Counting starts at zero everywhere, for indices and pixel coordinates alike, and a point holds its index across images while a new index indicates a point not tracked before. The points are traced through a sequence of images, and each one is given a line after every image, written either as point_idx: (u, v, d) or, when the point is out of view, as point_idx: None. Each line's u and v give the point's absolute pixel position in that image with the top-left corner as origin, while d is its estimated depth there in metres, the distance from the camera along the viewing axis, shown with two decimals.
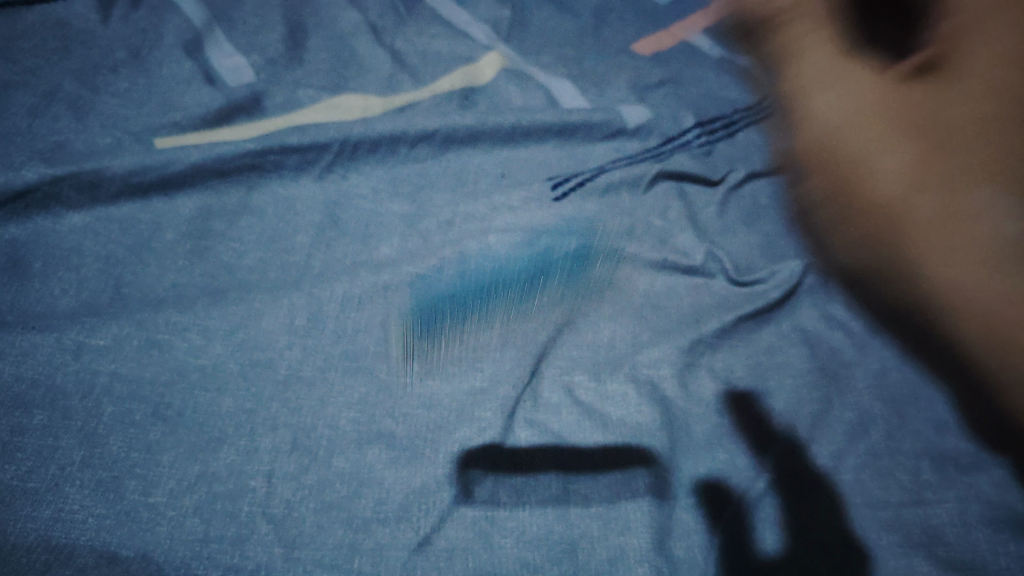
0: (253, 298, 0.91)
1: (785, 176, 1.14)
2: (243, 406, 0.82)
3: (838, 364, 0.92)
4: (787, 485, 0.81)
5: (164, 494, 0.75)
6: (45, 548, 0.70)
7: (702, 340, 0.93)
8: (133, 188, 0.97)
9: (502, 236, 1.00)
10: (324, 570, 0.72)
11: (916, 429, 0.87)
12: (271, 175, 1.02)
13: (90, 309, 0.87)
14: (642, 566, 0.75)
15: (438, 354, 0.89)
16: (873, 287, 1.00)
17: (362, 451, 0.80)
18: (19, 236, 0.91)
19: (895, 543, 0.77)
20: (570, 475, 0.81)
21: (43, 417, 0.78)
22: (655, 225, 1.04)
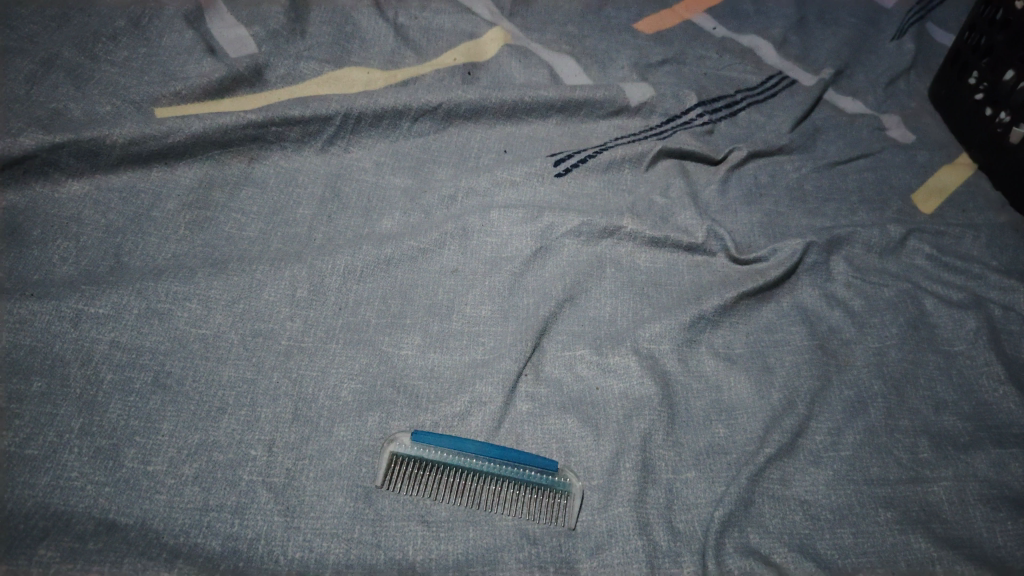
0: (254, 269, 0.90)
1: (787, 156, 1.14)
2: (244, 376, 0.82)
3: (838, 343, 0.93)
4: (784, 460, 0.82)
5: (164, 462, 0.75)
6: (44, 515, 0.69)
7: (705, 317, 0.92)
8: (133, 157, 0.96)
9: (505, 212, 0.99)
10: (325, 539, 0.72)
11: (915, 407, 0.87)
12: (272, 148, 1.02)
13: (89, 277, 0.86)
14: (640, 538, 0.75)
15: (439, 327, 0.89)
16: (872, 268, 1.01)
17: (362, 420, 0.80)
18: (17, 203, 0.91)
19: (892, 520, 0.78)
20: (510, 484, 0.77)
21: (42, 383, 0.78)
22: (657, 204, 1.04)
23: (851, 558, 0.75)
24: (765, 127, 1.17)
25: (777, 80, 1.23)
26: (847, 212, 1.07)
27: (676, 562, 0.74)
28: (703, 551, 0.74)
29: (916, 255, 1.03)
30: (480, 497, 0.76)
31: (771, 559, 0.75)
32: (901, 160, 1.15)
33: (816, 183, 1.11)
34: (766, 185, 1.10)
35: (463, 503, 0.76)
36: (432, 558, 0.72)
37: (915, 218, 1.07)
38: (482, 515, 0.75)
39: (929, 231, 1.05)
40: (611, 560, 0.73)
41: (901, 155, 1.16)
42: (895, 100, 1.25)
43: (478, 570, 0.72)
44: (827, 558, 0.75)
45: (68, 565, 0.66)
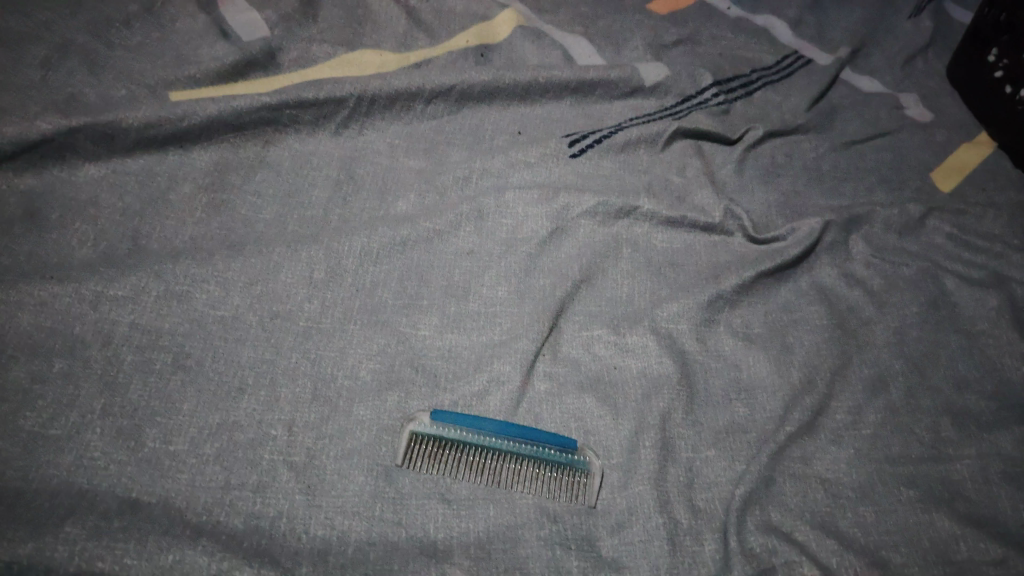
0: (271, 251, 0.90)
1: (804, 136, 1.13)
2: (263, 356, 0.82)
3: (858, 321, 0.92)
4: (805, 438, 0.82)
5: (186, 442, 0.75)
6: (68, 494, 0.70)
7: (723, 296, 0.92)
8: (149, 140, 0.96)
9: (520, 193, 0.99)
10: (346, 517, 0.72)
11: (937, 386, 0.86)
12: (287, 130, 1.02)
13: (107, 260, 0.86)
14: (661, 516, 0.74)
15: (456, 308, 0.89)
16: (891, 247, 1.00)
17: (381, 399, 0.80)
18: (35, 186, 0.91)
19: (914, 498, 0.78)
20: (530, 463, 0.77)
21: (63, 364, 0.78)
22: (674, 182, 1.03)
23: (873, 536, 0.75)
24: (781, 106, 1.16)
25: (792, 60, 1.22)
26: (866, 191, 1.06)
27: (698, 540, 0.74)
28: (724, 529, 0.74)
29: (936, 233, 1.02)
30: (499, 475, 0.76)
31: (793, 537, 0.74)
32: (920, 139, 1.14)
33: (834, 162, 1.10)
34: (783, 164, 1.09)
35: (484, 481, 0.76)
36: (453, 536, 0.72)
37: (935, 197, 1.06)
38: (502, 494, 0.75)
39: (949, 210, 1.04)
40: (633, 538, 0.73)
41: (919, 134, 1.15)
42: (913, 79, 1.23)
43: (499, 548, 0.72)
44: (850, 536, 0.75)
45: (93, 542, 0.66)
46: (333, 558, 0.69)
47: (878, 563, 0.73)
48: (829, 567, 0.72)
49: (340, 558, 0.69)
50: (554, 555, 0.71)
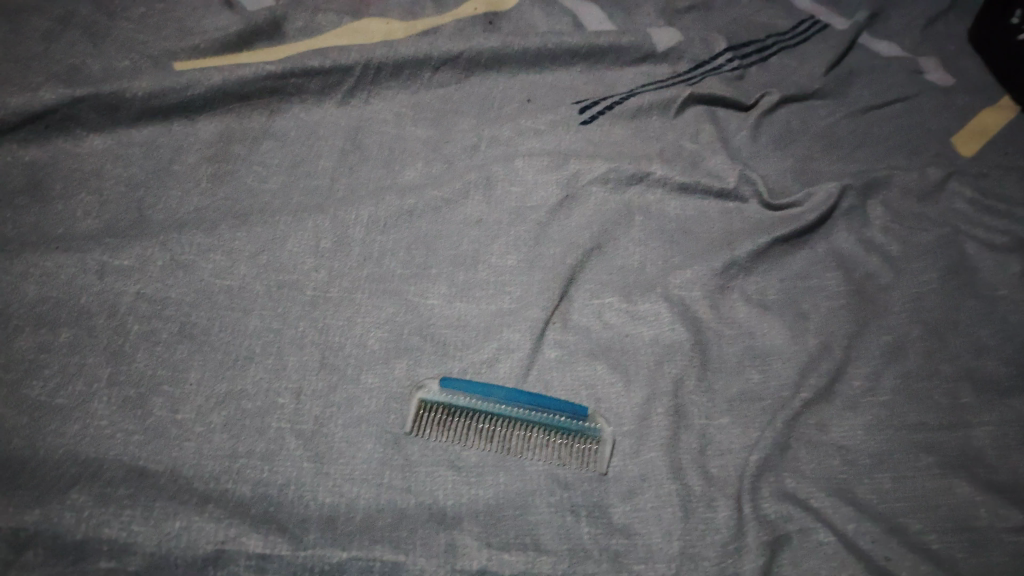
0: (277, 221, 0.89)
1: (819, 102, 1.10)
2: (270, 325, 0.81)
3: (875, 288, 0.90)
4: (821, 405, 0.80)
5: (192, 411, 0.74)
6: (75, 462, 0.69)
7: (737, 263, 0.90)
8: (153, 111, 0.95)
9: (529, 159, 0.97)
10: (354, 484, 0.71)
11: (956, 352, 0.84)
12: (292, 100, 1.00)
13: (113, 230, 0.86)
14: (673, 483, 0.73)
15: (465, 277, 0.88)
16: (909, 212, 0.97)
17: (389, 367, 0.80)
18: (39, 158, 0.90)
19: (933, 464, 0.76)
20: (539, 430, 0.76)
21: (69, 334, 0.77)
22: (686, 148, 1.01)
23: (891, 503, 0.74)
24: (796, 72, 1.13)
25: (808, 26, 1.19)
26: (883, 156, 1.04)
27: (711, 507, 0.72)
28: (738, 495, 0.73)
29: (956, 198, 0.99)
30: (509, 442, 0.75)
31: (809, 503, 0.73)
32: (939, 104, 1.11)
33: (851, 127, 1.07)
34: (799, 130, 1.06)
35: (493, 449, 0.75)
36: (462, 503, 0.71)
37: (955, 162, 1.03)
38: (512, 461, 0.74)
39: (969, 174, 1.01)
40: (644, 505, 0.72)
41: (939, 98, 1.12)
42: (932, 43, 1.20)
43: (509, 514, 0.71)
44: (866, 502, 0.73)
45: (99, 508, 0.66)
46: (341, 525, 0.68)
47: (896, 530, 0.71)
48: (845, 533, 0.71)
49: (349, 524, 0.68)
50: (564, 522, 0.71)
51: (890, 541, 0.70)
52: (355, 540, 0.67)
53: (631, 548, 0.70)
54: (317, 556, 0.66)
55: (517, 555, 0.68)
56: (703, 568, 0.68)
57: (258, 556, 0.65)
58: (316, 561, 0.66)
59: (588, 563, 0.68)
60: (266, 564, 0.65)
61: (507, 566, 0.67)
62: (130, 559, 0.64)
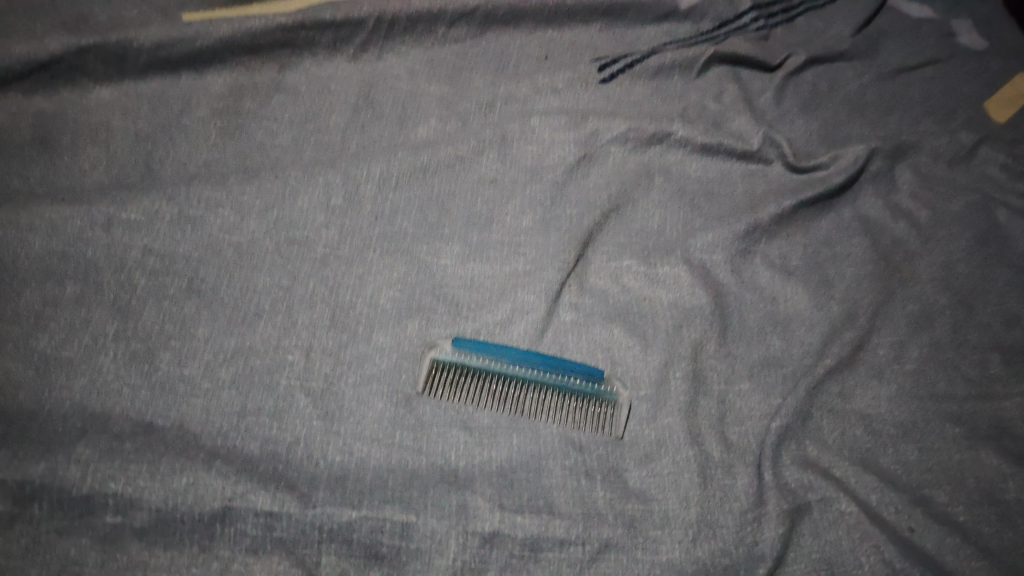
0: (287, 176, 0.86)
1: (848, 64, 1.07)
2: (280, 282, 0.79)
3: (903, 255, 0.87)
4: (845, 373, 0.77)
5: (201, 367, 0.72)
6: (81, 416, 0.68)
7: (761, 227, 0.87)
8: (161, 62, 0.92)
9: (546, 118, 0.94)
10: (365, 444, 0.70)
11: (986, 322, 0.81)
12: (303, 54, 0.97)
13: (120, 183, 0.83)
14: (691, 449, 0.71)
15: (479, 237, 0.85)
16: (940, 178, 0.94)
17: (401, 327, 0.78)
18: (45, 109, 0.87)
19: (960, 436, 0.73)
20: (553, 393, 0.74)
21: (76, 288, 0.75)
22: (709, 108, 0.99)
23: (915, 474, 0.71)
24: (824, 33, 1.09)
25: None
26: (914, 120, 1.00)
27: (730, 474, 0.70)
28: (759, 463, 0.71)
29: (989, 165, 0.95)
30: (523, 404, 0.73)
31: (831, 473, 0.71)
32: (973, 67, 1.07)
33: (880, 90, 1.04)
34: (826, 92, 1.03)
35: (507, 410, 0.73)
36: (475, 465, 0.70)
37: (988, 127, 0.99)
38: (526, 423, 0.72)
39: (1003, 139, 0.97)
40: (661, 470, 0.70)
41: (973, 62, 1.07)
42: (966, 5, 1.15)
43: (523, 476, 0.69)
44: (890, 473, 0.71)
45: (106, 463, 0.65)
46: (351, 485, 0.67)
47: (920, 501, 0.69)
48: (867, 504, 0.69)
49: (359, 484, 0.67)
50: (579, 485, 0.69)
51: (914, 513, 0.68)
52: (366, 500, 0.66)
53: (646, 514, 0.68)
54: (326, 514, 0.65)
55: (530, 518, 0.66)
56: (721, 535, 0.67)
57: (266, 514, 0.64)
58: (325, 519, 0.64)
59: (603, 528, 0.67)
60: (274, 522, 0.64)
61: (520, 528, 0.66)
62: (137, 514, 0.63)
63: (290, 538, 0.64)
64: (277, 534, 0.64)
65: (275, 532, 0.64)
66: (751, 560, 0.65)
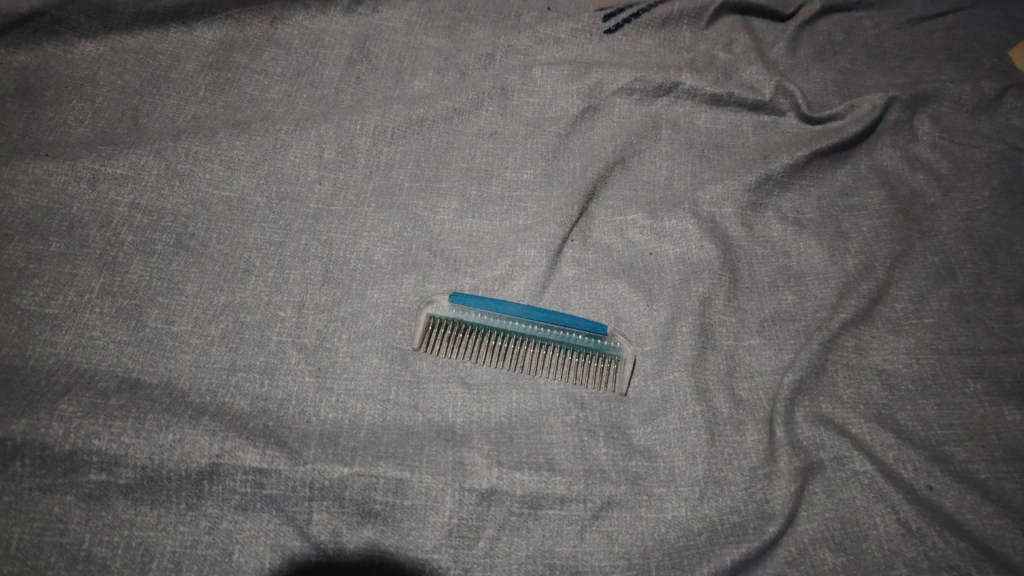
0: (278, 129, 0.83)
1: (865, 12, 1.02)
2: (271, 238, 0.76)
3: (921, 207, 0.83)
4: (860, 328, 0.74)
5: (189, 322, 0.70)
6: (65, 372, 0.65)
7: (772, 178, 0.84)
8: (148, 16, 0.89)
9: (548, 69, 0.91)
10: (358, 400, 0.67)
11: (1011, 274, 0.77)
12: (295, 7, 0.94)
13: (106, 138, 0.81)
14: (698, 405, 0.68)
15: (477, 191, 0.82)
16: (961, 128, 0.90)
17: (397, 282, 0.75)
18: (29, 63, 0.85)
19: (982, 391, 0.70)
20: (555, 348, 0.71)
21: (60, 244, 0.72)
22: (719, 58, 0.95)
23: (934, 430, 0.68)
24: None
25: None
26: (933, 70, 0.96)
27: (739, 430, 0.67)
28: (769, 419, 0.68)
29: (1014, 114, 0.91)
30: (523, 360, 0.71)
31: (845, 429, 0.68)
32: (997, 15, 1.02)
33: (898, 40, 0.99)
34: (841, 43, 0.99)
35: (506, 366, 0.70)
36: (473, 421, 0.67)
37: (1013, 75, 0.94)
38: (526, 379, 0.70)
39: None
40: (667, 427, 0.67)
41: (997, 9, 1.02)
42: None
43: (522, 432, 0.67)
44: (907, 430, 0.68)
45: (90, 419, 0.61)
46: (343, 441, 0.64)
47: (939, 458, 0.66)
48: (883, 461, 0.66)
49: (351, 441, 0.64)
50: (580, 442, 0.66)
51: (933, 470, 0.65)
52: (358, 456, 0.63)
53: (651, 471, 0.65)
54: (316, 471, 0.62)
55: (529, 475, 0.63)
56: (729, 493, 0.64)
57: (255, 471, 0.62)
58: (316, 476, 0.62)
59: (605, 485, 0.64)
60: (263, 479, 0.61)
61: (519, 485, 0.63)
62: (122, 471, 0.60)
63: (280, 494, 0.61)
64: (267, 491, 0.61)
65: (265, 489, 0.61)
66: (761, 518, 0.63)
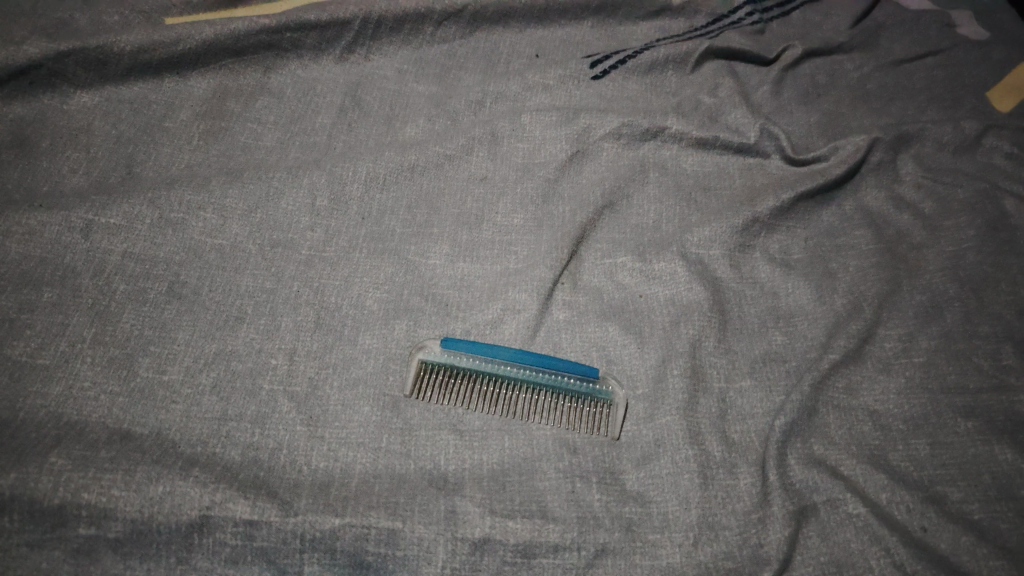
0: (271, 176, 0.84)
1: (846, 55, 1.05)
2: (263, 285, 0.77)
3: (907, 247, 0.84)
4: (850, 368, 0.74)
5: (181, 371, 0.70)
6: (55, 424, 0.64)
7: (759, 219, 0.85)
8: (143, 66, 0.91)
9: (537, 115, 0.92)
10: (350, 448, 0.67)
11: (997, 312, 0.78)
12: (288, 56, 0.96)
13: (100, 188, 0.81)
14: (691, 448, 0.68)
15: (469, 236, 0.83)
16: (944, 167, 0.91)
17: (389, 328, 0.75)
18: (25, 115, 0.86)
19: (973, 430, 0.70)
20: (546, 393, 0.72)
21: (53, 294, 0.73)
22: (704, 102, 0.96)
23: (927, 470, 0.68)
24: (821, 26, 1.07)
25: None
26: (914, 111, 0.98)
27: (732, 473, 0.67)
28: (762, 462, 0.68)
29: (994, 153, 0.93)
30: (515, 406, 0.71)
31: (838, 471, 0.68)
32: (974, 56, 1.04)
33: (879, 82, 1.02)
34: (824, 85, 1.01)
35: (497, 412, 0.70)
36: (465, 468, 0.67)
37: (992, 115, 0.96)
38: (518, 425, 0.70)
39: (1009, 127, 0.94)
40: (660, 471, 0.67)
41: (974, 51, 1.05)
42: None
43: (515, 480, 0.66)
44: (900, 471, 0.68)
45: (79, 472, 0.61)
46: (335, 491, 0.64)
47: (933, 499, 0.66)
48: (877, 503, 0.66)
49: (343, 491, 0.64)
50: (573, 488, 0.66)
51: (927, 511, 0.65)
52: (350, 506, 0.63)
53: (644, 516, 0.65)
54: (308, 522, 0.62)
55: (522, 523, 0.63)
56: (723, 538, 0.63)
57: (246, 523, 0.61)
58: (307, 527, 0.61)
59: (599, 532, 0.63)
60: (254, 531, 0.61)
61: (512, 534, 0.63)
62: (112, 525, 0.60)
63: (271, 547, 0.61)
64: (257, 544, 0.61)
65: (255, 542, 0.61)
66: (756, 563, 0.62)
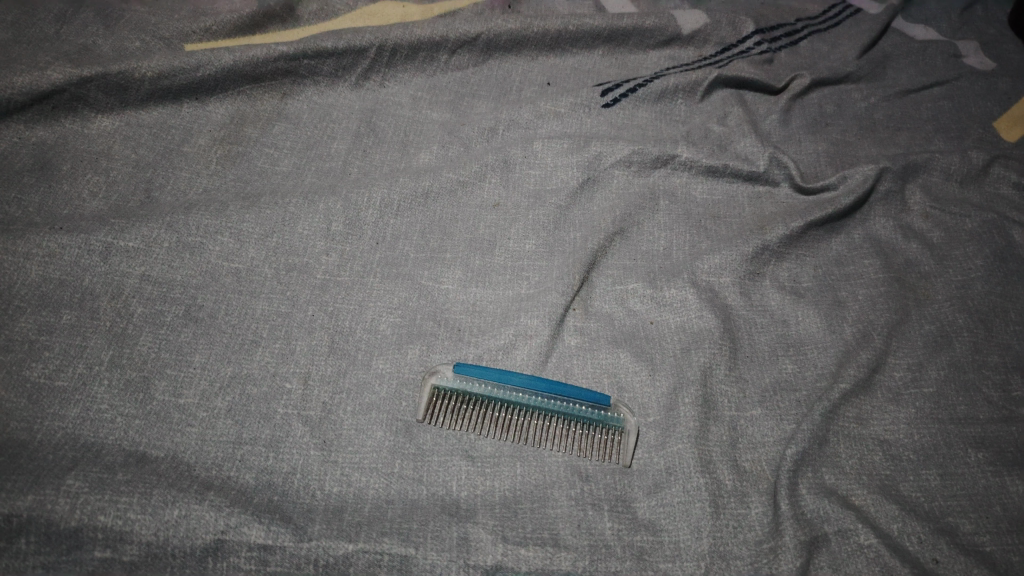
0: (287, 202, 0.85)
1: (854, 85, 1.06)
2: (278, 309, 0.77)
3: (916, 276, 0.85)
4: (861, 397, 0.75)
5: (196, 395, 0.70)
6: (73, 446, 0.65)
7: (769, 248, 0.86)
8: (163, 92, 0.92)
9: (549, 142, 0.93)
10: (363, 473, 0.68)
11: (1007, 342, 0.79)
12: (305, 82, 0.97)
13: (118, 211, 0.82)
14: (703, 476, 0.68)
15: (481, 261, 0.84)
16: (952, 197, 0.92)
17: (402, 352, 0.76)
18: (47, 138, 0.87)
19: (984, 461, 0.70)
20: (558, 420, 0.72)
21: (71, 316, 0.73)
22: (714, 131, 0.98)
23: (937, 501, 0.68)
24: (829, 55, 1.09)
25: (840, 9, 1.15)
26: (921, 140, 0.99)
27: (743, 503, 0.67)
28: (774, 491, 0.68)
29: (1002, 182, 0.94)
30: (526, 432, 0.71)
31: (850, 501, 0.68)
32: (980, 88, 1.06)
33: (887, 112, 1.03)
34: (832, 114, 1.02)
35: (509, 438, 0.71)
36: (477, 495, 0.68)
37: (998, 146, 0.98)
38: (530, 451, 0.71)
39: (1015, 158, 0.95)
40: (671, 499, 0.67)
41: (980, 82, 1.07)
42: (971, 27, 1.15)
43: (527, 507, 0.67)
44: (911, 501, 0.68)
45: (95, 495, 0.61)
46: (348, 516, 0.64)
47: (944, 530, 0.66)
48: (889, 534, 0.66)
49: (356, 516, 0.65)
50: (585, 516, 0.66)
51: (938, 542, 0.65)
52: (363, 532, 0.63)
53: (656, 545, 0.65)
54: (322, 548, 0.62)
55: (535, 551, 0.63)
56: (735, 567, 0.64)
57: (260, 547, 0.62)
58: (320, 553, 0.62)
59: (611, 561, 0.64)
60: (269, 556, 0.62)
61: (524, 561, 0.63)
62: (127, 548, 0.60)
63: (284, 571, 0.61)
64: (270, 568, 0.61)
65: (269, 566, 0.61)
66: None
